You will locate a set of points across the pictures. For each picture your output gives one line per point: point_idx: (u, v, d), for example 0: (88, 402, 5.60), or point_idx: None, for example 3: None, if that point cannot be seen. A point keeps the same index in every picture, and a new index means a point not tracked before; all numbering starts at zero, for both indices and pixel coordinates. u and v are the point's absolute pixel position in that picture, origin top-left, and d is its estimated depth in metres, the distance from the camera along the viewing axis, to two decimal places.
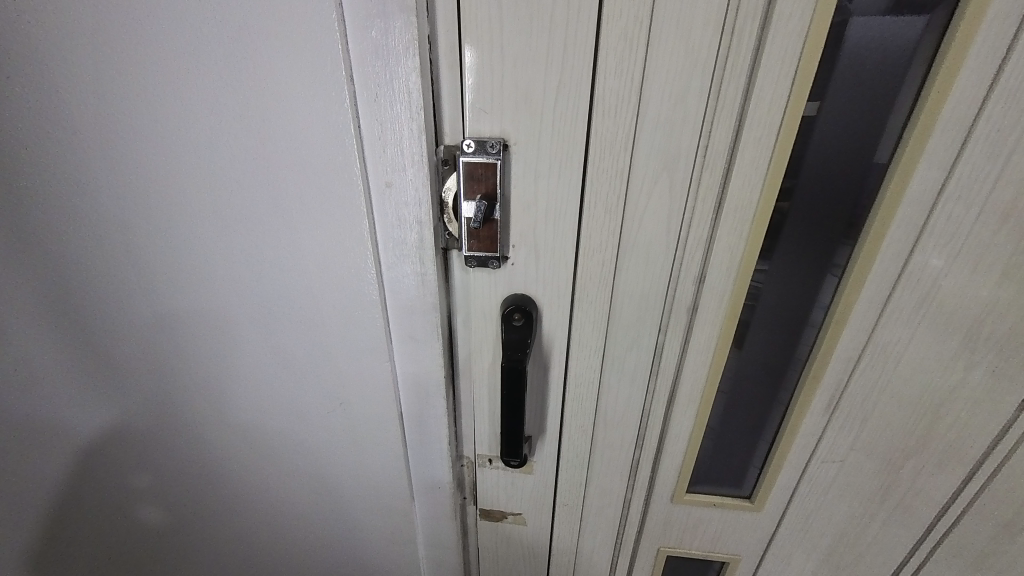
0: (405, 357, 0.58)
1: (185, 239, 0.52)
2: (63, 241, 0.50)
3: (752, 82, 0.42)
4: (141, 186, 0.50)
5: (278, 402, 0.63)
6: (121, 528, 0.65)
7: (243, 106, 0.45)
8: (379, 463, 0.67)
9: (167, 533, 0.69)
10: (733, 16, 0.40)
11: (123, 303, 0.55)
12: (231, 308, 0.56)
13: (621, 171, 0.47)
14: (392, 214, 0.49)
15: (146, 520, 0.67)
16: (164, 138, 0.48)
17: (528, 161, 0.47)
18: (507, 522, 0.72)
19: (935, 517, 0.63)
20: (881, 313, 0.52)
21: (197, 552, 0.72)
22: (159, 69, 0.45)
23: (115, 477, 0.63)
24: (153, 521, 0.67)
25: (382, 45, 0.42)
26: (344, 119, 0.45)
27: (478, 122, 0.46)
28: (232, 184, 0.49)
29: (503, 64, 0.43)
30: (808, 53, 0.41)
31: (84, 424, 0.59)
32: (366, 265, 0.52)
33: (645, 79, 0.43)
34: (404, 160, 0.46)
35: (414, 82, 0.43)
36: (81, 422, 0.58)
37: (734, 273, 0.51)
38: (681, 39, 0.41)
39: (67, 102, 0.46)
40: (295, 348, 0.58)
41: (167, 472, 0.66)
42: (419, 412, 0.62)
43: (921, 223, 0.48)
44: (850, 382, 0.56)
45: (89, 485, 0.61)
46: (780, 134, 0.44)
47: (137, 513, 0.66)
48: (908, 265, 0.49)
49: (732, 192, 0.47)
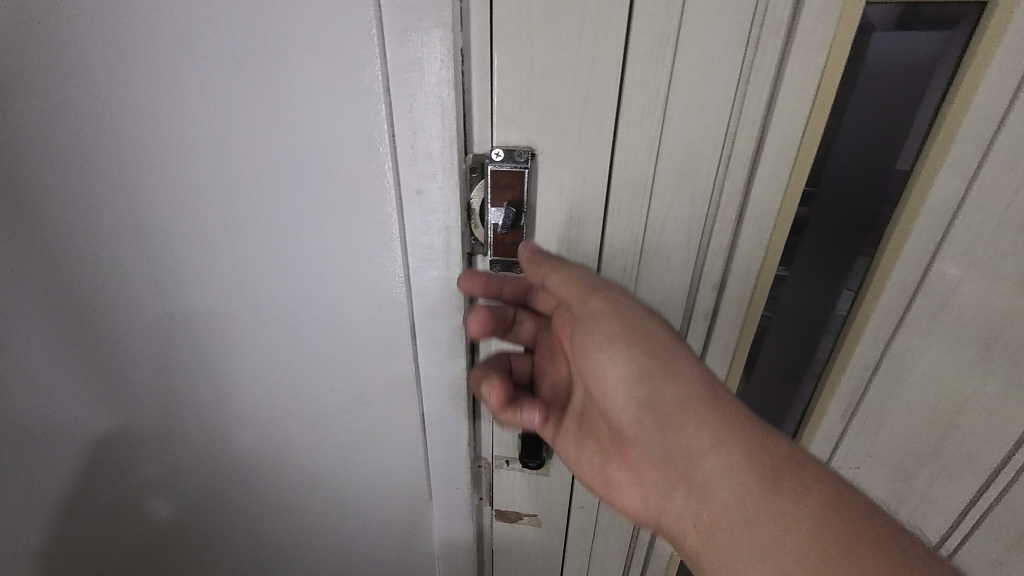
0: (428, 358, 0.59)
1: (214, 242, 0.54)
2: (101, 241, 0.53)
3: (774, 93, 0.44)
4: (175, 188, 0.51)
5: (300, 401, 0.64)
6: (134, 517, 0.68)
7: (279, 115, 0.47)
8: (397, 463, 0.69)
9: (178, 525, 0.71)
10: (757, 30, 0.41)
11: (150, 304, 0.57)
12: (257, 310, 0.58)
13: (644, 179, 0.48)
14: (420, 220, 0.50)
15: (157, 511, 0.69)
16: (199, 145, 0.49)
17: (553, 168, 0.48)
18: (522, 524, 0.73)
19: (952, 525, 0.62)
20: (900, 321, 0.52)
21: (210, 546, 0.74)
22: (197, 79, 0.46)
23: (129, 466, 0.65)
24: (163, 513, 0.69)
25: (416, 56, 0.43)
26: (376, 127, 0.46)
27: (506, 132, 0.47)
28: (262, 190, 0.51)
29: (532, 75, 0.44)
30: (831, 66, 0.42)
31: (107, 412, 0.62)
32: (394, 268, 0.54)
33: (670, 91, 0.44)
34: (434, 169, 0.48)
35: (446, 93, 0.44)
36: (104, 411, 0.61)
37: (754, 280, 0.52)
38: (706, 52, 0.42)
39: (109, 106, 0.48)
40: (319, 348, 0.60)
41: (178, 468, 0.67)
42: (440, 413, 0.63)
43: (941, 231, 0.48)
44: (867, 389, 0.57)
45: (107, 469, 0.64)
46: (802, 144, 0.45)
47: (147, 505, 0.68)
48: (927, 274, 0.50)
49: (753, 200, 0.48)
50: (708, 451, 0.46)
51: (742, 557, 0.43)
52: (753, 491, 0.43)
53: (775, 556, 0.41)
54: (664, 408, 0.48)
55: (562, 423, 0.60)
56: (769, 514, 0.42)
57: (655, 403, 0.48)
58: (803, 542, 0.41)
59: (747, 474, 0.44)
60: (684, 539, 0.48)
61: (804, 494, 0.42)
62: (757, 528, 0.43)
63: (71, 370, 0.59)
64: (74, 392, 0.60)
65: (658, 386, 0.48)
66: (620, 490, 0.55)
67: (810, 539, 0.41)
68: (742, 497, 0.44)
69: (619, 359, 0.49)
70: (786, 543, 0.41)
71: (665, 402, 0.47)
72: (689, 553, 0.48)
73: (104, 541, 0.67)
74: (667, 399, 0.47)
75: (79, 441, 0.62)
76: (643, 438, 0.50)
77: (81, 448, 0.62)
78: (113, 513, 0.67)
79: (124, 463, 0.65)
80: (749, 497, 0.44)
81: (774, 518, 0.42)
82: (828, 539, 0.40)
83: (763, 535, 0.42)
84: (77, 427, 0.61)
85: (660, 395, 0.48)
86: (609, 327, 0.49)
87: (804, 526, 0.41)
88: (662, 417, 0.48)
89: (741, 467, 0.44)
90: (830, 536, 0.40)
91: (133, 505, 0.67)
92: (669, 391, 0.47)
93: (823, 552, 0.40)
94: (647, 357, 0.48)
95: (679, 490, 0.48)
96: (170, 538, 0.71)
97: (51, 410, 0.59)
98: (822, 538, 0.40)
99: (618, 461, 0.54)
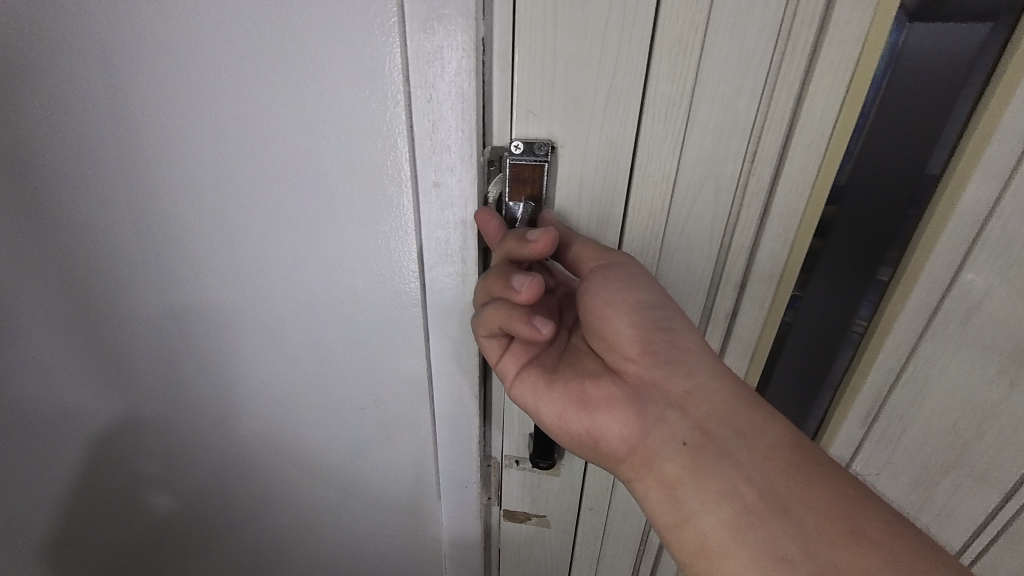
0: (441, 355, 0.58)
1: (227, 234, 0.53)
2: (113, 230, 0.53)
3: (804, 87, 0.42)
4: (189, 178, 0.51)
5: (311, 395, 0.63)
6: (138, 509, 0.67)
7: (296, 104, 0.46)
8: (407, 461, 0.68)
9: (181, 517, 0.70)
10: (789, 21, 0.40)
11: (162, 297, 0.57)
12: (269, 304, 0.57)
13: (667, 175, 0.47)
14: (437, 214, 0.49)
15: (156, 505, 0.68)
16: (213, 135, 0.49)
17: (573, 163, 0.47)
18: (530, 524, 0.72)
19: (970, 537, 0.60)
20: (926, 326, 0.51)
21: (215, 539, 0.74)
22: (212, 67, 0.46)
23: (134, 458, 0.65)
24: (163, 507, 0.69)
25: (437, 45, 0.42)
26: (395, 118, 0.45)
27: (527, 124, 0.46)
28: (277, 181, 0.50)
29: (555, 66, 0.43)
30: (866, 59, 0.41)
31: (117, 403, 0.61)
32: (408, 263, 0.53)
33: (697, 83, 0.43)
34: (453, 161, 0.47)
35: (467, 83, 0.43)
36: (112, 402, 0.61)
37: (777, 281, 0.50)
38: (735, 44, 0.41)
39: (125, 93, 0.47)
40: (330, 344, 0.59)
41: (178, 463, 0.67)
42: (451, 410, 0.62)
43: (973, 235, 0.46)
44: (889, 395, 0.55)
45: (114, 461, 0.64)
46: (831, 141, 0.44)
47: (148, 498, 0.68)
48: (957, 279, 0.48)
49: (779, 198, 0.47)
50: (721, 395, 0.46)
51: (750, 497, 0.42)
52: (762, 435, 0.44)
53: (783, 494, 0.42)
54: (679, 349, 0.47)
55: (539, 363, 0.52)
56: (778, 457, 0.43)
57: (671, 343, 0.47)
58: (809, 484, 0.42)
59: (757, 420, 0.45)
60: (682, 486, 0.44)
61: (803, 445, 0.44)
62: (769, 468, 0.43)
63: (80, 360, 0.58)
64: (83, 382, 0.59)
65: (676, 327, 0.47)
66: (598, 439, 0.49)
67: (813, 483, 0.42)
68: (754, 439, 0.44)
69: (643, 297, 0.47)
70: (794, 484, 0.42)
71: (681, 344, 0.47)
72: (682, 503, 0.44)
73: (107, 536, 0.66)
74: (682, 341, 0.47)
75: (87, 433, 0.61)
76: (648, 377, 0.48)
77: (89, 439, 0.62)
78: (117, 506, 0.66)
79: (129, 455, 0.65)
80: (759, 441, 0.44)
81: (784, 460, 0.43)
82: (833, 484, 0.41)
83: (773, 477, 0.42)
84: (87, 418, 0.61)
85: (681, 335, 0.47)
86: (630, 267, 0.47)
87: (805, 471, 0.42)
88: (678, 357, 0.47)
89: (751, 413, 0.45)
90: (829, 481, 0.42)
91: (134, 499, 0.67)
92: (686, 334, 0.48)
93: (824, 494, 0.41)
94: (664, 300, 0.48)
95: (681, 430, 0.46)
96: (179, 530, 0.71)
97: (61, 400, 0.59)
98: (822, 479, 0.42)
99: (604, 403, 0.49)
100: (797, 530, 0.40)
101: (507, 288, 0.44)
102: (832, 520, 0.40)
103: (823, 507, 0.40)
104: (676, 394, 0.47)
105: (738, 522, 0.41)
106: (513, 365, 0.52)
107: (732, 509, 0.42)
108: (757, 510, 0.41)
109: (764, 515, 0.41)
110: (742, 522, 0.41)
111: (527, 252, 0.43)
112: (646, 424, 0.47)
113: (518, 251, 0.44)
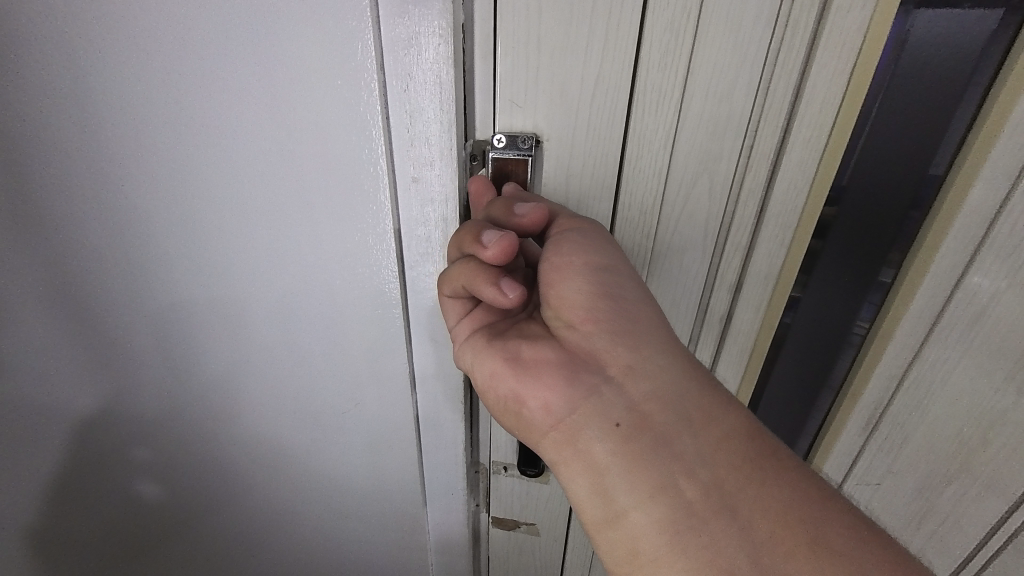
0: (426, 358, 0.56)
1: (201, 228, 0.51)
2: (79, 226, 0.50)
3: (803, 78, 0.40)
4: (159, 171, 0.48)
5: (292, 397, 0.61)
6: (123, 496, 0.65)
7: (267, 93, 0.44)
8: (392, 466, 0.66)
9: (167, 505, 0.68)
10: (788, 7, 0.38)
11: (135, 293, 0.54)
12: (248, 303, 0.55)
13: (659, 170, 0.45)
14: (417, 210, 0.47)
15: (144, 492, 0.66)
16: (182, 125, 0.46)
17: (559, 157, 0.45)
18: (520, 532, 0.70)
19: (975, 548, 0.56)
20: (929, 331, 0.48)
21: (201, 531, 0.71)
22: (178, 52, 0.43)
23: (115, 452, 0.63)
24: (151, 493, 0.66)
25: (414, 31, 0.40)
26: (370, 109, 0.43)
27: (511, 116, 0.44)
28: (251, 174, 0.48)
29: (539, 55, 0.41)
30: (868, 48, 0.38)
31: (90, 400, 0.59)
32: (389, 262, 0.51)
33: (690, 73, 0.41)
34: (432, 155, 0.44)
35: (446, 72, 0.41)
36: (88, 396, 0.59)
37: (773, 282, 0.48)
38: (730, 32, 0.39)
39: (87, 81, 0.44)
40: (311, 345, 0.57)
41: (166, 448, 0.64)
42: (436, 415, 0.60)
43: (980, 235, 0.43)
44: (891, 403, 0.53)
45: (92, 453, 0.62)
46: (831, 136, 0.41)
47: (134, 484, 0.65)
48: (962, 283, 0.45)
49: (776, 195, 0.44)
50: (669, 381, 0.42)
51: (693, 496, 0.38)
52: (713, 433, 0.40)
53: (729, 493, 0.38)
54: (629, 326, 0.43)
55: (487, 326, 0.48)
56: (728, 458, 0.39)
57: (620, 314, 0.43)
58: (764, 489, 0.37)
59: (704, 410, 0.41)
60: (610, 474, 0.40)
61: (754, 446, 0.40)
62: (717, 465, 0.39)
63: (51, 357, 0.56)
64: (53, 377, 0.57)
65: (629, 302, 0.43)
66: (523, 404, 0.44)
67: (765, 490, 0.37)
68: (702, 432, 0.40)
69: (599, 268, 0.43)
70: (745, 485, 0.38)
71: (631, 314, 0.43)
72: (611, 496, 0.40)
73: (87, 533, 0.64)
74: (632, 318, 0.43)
75: (59, 433, 0.59)
76: (587, 345, 0.43)
77: (64, 437, 0.59)
78: (100, 496, 0.64)
79: (111, 448, 0.62)
80: (709, 438, 0.39)
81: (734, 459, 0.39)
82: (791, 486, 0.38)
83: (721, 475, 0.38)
84: (59, 416, 0.58)
85: (631, 308, 0.43)
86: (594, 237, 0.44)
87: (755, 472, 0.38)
88: (626, 329, 0.43)
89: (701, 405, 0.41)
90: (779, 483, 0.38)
91: (118, 479, 0.64)
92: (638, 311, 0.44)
93: (775, 496, 0.37)
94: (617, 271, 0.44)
95: (618, 410, 0.41)
96: (159, 535, 0.69)
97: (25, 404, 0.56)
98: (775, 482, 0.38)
99: (535, 367, 0.44)
100: (745, 539, 0.36)
101: (475, 244, 0.40)
102: (787, 532, 0.36)
103: (773, 511, 0.36)
104: (615, 368, 0.42)
105: (676, 522, 0.38)
106: (466, 329, 0.48)
107: (667, 508, 0.38)
108: (697, 510, 0.37)
109: (702, 516, 0.37)
110: (677, 524, 0.37)
111: (512, 224, 0.41)
112: (577, 398, 0.42)
113: (501, 220, 0.42)
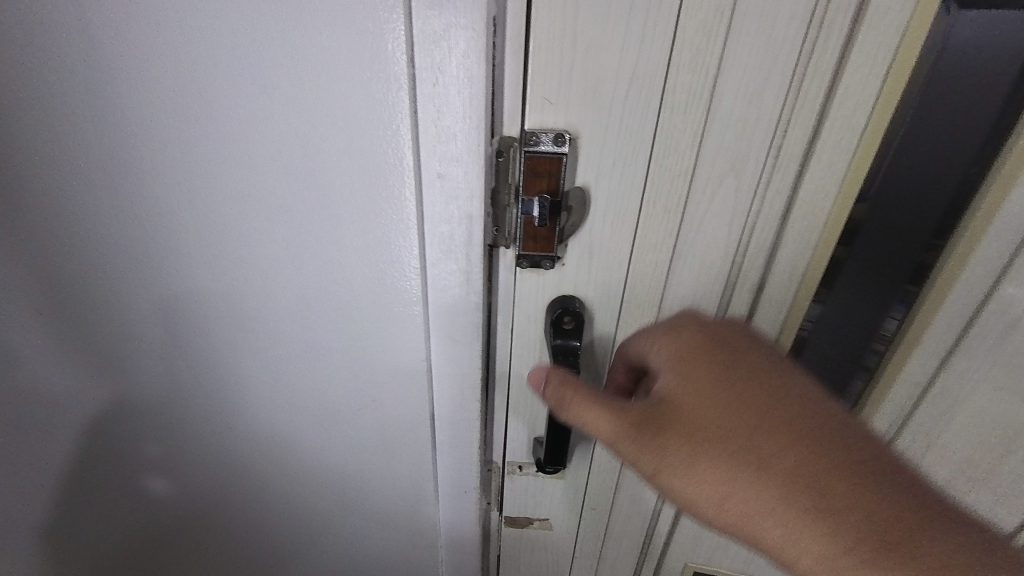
0: (443, 356, 0.56)
1: (222, 220, 0.50)
2: (97, 217, 0.50)
3: (836, 81, 0.40)
4: (180, 164, 0.48)
5: (306, 395, 0.61)
6: (136, 492, 0.64)
7: (295, 85, 0.43)
8: (406, 463, 0.65)
9: (182, 500, 0.68)
10: (823, 8, 0.37)
11: (153, 285, 0.54)
12: (267, 298, 0.55)
13: (685, 170, 0.44)
14: (440, 207, 0.47)
15: (165, 482, 0.66)
16: (206, 118, 0.46)
17: (590, 155, 0.45)
18: (532, 529, 0.70)
19: None
20: (958, 342, 0.47)
21: (213, 528, 0.71)
22: (204, 40, 0.42)
23: (129, 446, 0.62)
24: (172, 485, 0.66)
25: (445, 25, 0.39)
26: (399, 102, 0.43)
27: (541, 113, 0.43)
28: (274, 169, 0.47)
29: (573, 51, 0.40)
30: (905, 49, 0.38)
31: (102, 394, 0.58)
32: (410, 258, 0.51)
33: (721, 72, 0.40)
34: (459, 151, 0.44)
35: (476, 67, 0.41)
36: (97, 393, 0.58)
37: (795, 286, 0.49)
38: (765, 32, 0.38)
39: (112, 71, 0.44)
40: (328, 342, 0.57)
41: (181, 441, 0.64)
42: (452, 413, 0.60)
43: (1015, 247, 0.42)
44: (913, 412, 0.51)
45: (105, 449, 0.61)
46: (863, 138, 0.42)
47: (151, 474, 0.64)
48: (993, 295, 0.44)
49: (803, 197, 0.45)
50: (745, 475, 0.40)
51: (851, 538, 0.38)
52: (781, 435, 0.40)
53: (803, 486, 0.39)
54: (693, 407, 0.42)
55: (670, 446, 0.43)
56: (830, 481, 0.39)
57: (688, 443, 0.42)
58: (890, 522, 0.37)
59: (779, 437, 0.40)
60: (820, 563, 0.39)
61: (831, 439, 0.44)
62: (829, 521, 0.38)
63: (59, 354, 0.54)
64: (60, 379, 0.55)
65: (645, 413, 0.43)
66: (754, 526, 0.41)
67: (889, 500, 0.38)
68: (794, 515, 0.39)
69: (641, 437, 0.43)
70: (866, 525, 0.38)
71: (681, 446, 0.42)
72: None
73: (102, 529, 0.63)
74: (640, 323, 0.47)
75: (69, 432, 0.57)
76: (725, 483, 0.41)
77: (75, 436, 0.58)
78: (113, 492, 0.63)
79: (123, 442, 0.62)
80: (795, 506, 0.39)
81: (830, 490, 0.39)
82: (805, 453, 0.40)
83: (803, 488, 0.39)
84: (73, 412, 0.57)
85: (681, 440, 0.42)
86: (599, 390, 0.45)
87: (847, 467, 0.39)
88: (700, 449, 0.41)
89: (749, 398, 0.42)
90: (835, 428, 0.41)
91: (132, 475, 0.64)
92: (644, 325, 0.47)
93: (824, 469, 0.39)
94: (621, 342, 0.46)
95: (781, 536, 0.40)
96: (170, 528, 0.69)
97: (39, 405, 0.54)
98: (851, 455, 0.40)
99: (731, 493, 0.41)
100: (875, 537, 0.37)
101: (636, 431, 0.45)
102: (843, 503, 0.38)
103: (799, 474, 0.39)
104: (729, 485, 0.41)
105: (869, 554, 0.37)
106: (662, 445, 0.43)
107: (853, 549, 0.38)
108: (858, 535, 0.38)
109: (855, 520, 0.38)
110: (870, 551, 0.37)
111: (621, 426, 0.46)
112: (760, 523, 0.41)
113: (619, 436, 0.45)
